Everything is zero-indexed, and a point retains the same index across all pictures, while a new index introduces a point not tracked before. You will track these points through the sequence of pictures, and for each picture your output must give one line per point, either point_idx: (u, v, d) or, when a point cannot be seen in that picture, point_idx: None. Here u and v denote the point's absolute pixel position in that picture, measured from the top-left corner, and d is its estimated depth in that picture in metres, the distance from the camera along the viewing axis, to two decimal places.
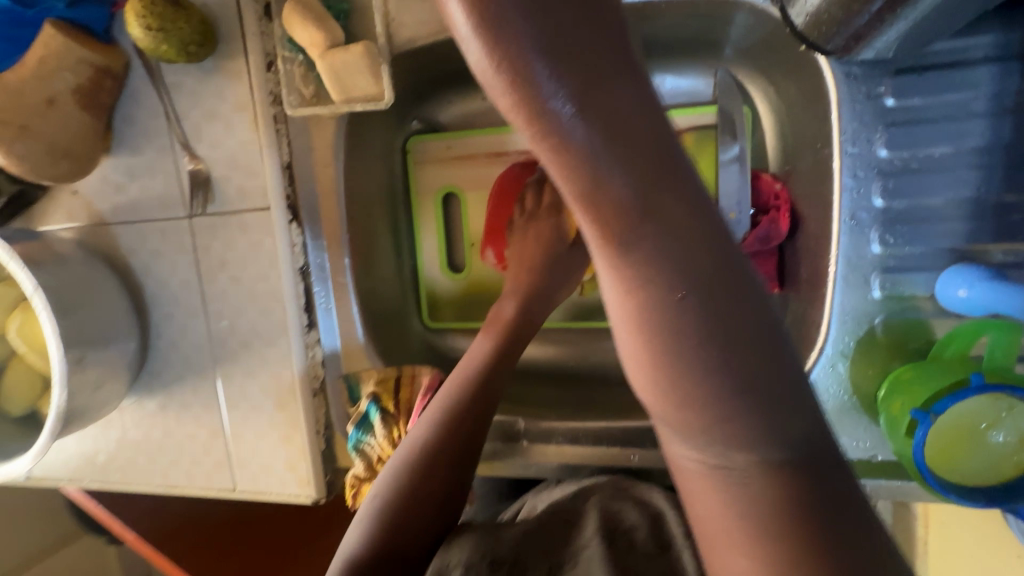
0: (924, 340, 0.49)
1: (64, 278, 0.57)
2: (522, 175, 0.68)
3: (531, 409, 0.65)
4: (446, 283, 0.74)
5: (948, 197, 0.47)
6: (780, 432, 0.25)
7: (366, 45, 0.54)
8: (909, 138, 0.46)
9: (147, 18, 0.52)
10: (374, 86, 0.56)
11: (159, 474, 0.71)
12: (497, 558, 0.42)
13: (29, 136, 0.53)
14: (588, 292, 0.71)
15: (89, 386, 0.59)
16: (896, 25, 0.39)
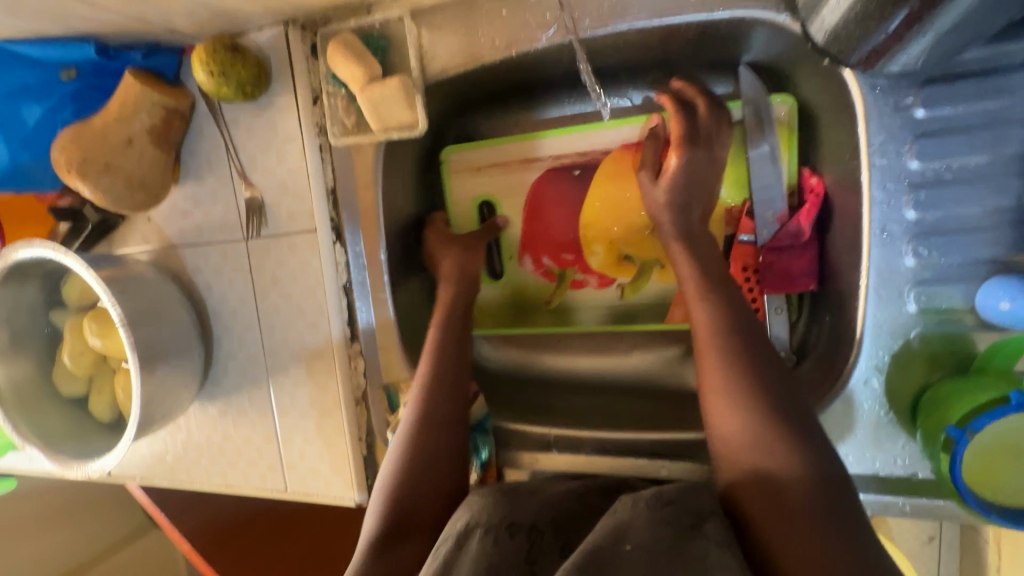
0: (966, 354, 0.48)
1: (141, 296, 0.64)
2: (559, 182, 0.67)
3: (562, 419, 0.67)
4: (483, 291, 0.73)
5: (986, 207, 0.45)
6: (821, 451, 0.40)
7: (401, 79, 0.58)
8: (941, 149, 0.46)
9: (211, 64, 0.58)
10: (409, 113, 0.60)
11: (219, 474, 0.77)
12: (514, 523, 0.43)
13: (112, 172, 0.61)
14: (630, 295, 0.69)
15: (160, 394, 0.65)
16: (918, 40, 0.39)
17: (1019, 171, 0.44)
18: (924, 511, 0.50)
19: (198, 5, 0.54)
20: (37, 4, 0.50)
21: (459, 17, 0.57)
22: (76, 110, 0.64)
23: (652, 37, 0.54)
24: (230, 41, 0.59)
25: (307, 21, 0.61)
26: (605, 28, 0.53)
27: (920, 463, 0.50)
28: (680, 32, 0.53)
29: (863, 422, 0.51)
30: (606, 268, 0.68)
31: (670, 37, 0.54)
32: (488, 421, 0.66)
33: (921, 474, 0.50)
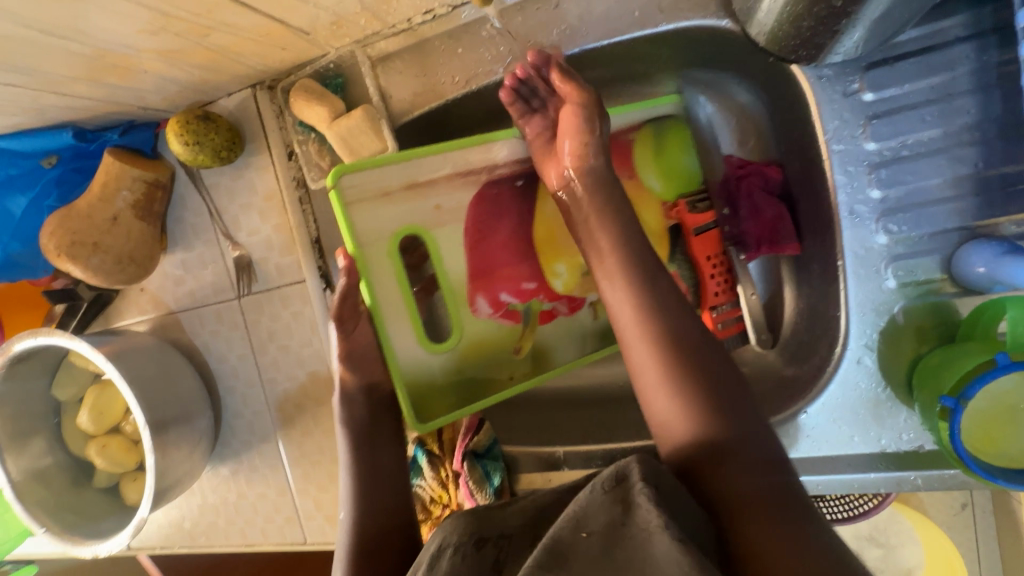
0: (950, 321, 0.49)
1: (142, 366, 0.65)
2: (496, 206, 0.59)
3: (571, 435, 0.68)
4: (430, 360, 0.59)
5: (945, 178, 0.47)
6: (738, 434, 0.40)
7: (366, 108, 0.58)
8: (894, 128, 0.47)
9: (185, 135, 0.60)
10: (378, 141, 0.59)
11: (238, 534, 0.77)
12: (482, 536, 0.45)
13: (101, 251, 0.62)
14: (600, 313, 0.63)
15: (171, 463, 0.65)
16: (853, 31, 0.41)
17: (971, 140, 0.45)
18: (936, 482, 0.50)
19: (166, 82, 0.56)
20: (11, 101, 0.52)
21: (418, 60, 0.58)
22: (60, 195, 0.66)
23: (604, 56, 0.56)
24: (201, 111, 0.61)
25: (272, 80, 0.62)
26: (558, 54, 0.55)
27: (923, 436, 0.50)
28: (630, 49, 0.55)
29: (862, 402, 0.52)
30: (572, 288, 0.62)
31: (622, 54, 0.56)
32: (496, 447, 0.67)
33: (927, 446, 0.50)
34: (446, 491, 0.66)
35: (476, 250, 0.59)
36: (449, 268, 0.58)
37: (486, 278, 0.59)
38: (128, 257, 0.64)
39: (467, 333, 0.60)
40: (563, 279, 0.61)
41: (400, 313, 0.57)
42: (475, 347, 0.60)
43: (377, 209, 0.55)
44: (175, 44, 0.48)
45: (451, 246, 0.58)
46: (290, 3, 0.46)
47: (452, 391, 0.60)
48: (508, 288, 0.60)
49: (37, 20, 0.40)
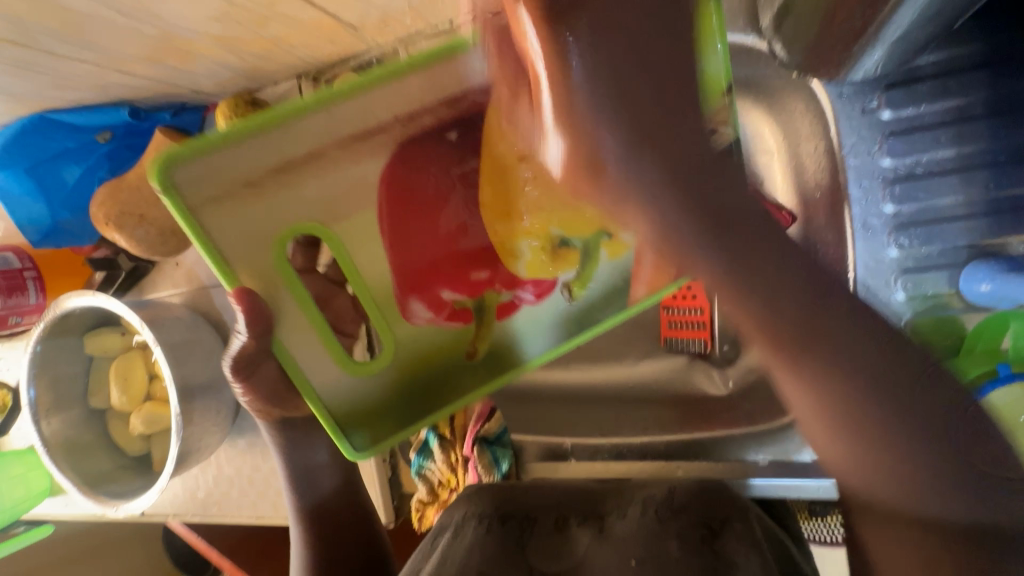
0: (956, 336, 0.51)
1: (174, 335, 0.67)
2: (408, 172, 0.41)
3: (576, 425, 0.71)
4: (360, 385, 0.46)
5: (959, 198, 0.48)
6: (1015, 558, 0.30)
7: None
8: (910, 146, 0.49)
9: (233, 118, 0.64)
10: None
11: (249, 505, 0.79)
12: (507, 513, 0.56)
13: (147, 223, 0.66)
14: (579, 295, 0.48)
15: (195, 434, 0.68)
16: (873, 51, 0.43)
17: (984, 162, 0.47)
18: None
19: (221, 67, 0.60)
20: (78, 77, 0.56)
21: None
22: (110, 168, 0.70)
23: None
24: (249, 97, 0.65)
25: (317, 71, 0.66)
26: None
27: None
28: None
29: None
30: (539, 270, 0.46)
31: None
32: (505, 434, 0.70)
33: None
34: (454, 475, 0.68)
35: (399, 239, 0.43)
36: (361, 266, 0.43)
37: (420, 273, 0.45)
38: (170, 230, 0.68)
39: (401, 347, 0.47)
40: None
41: (325, 359, 0.45)
42: (407, 362, 0.47)
43: (243, 228, 0.39)
44: (234, 31, 0.52)
45: (364, 242, 0.42)
46: None
47: (398, 416, 0.48)
48: (450, 278, 0.45)
49: (117, 1, 0.43)
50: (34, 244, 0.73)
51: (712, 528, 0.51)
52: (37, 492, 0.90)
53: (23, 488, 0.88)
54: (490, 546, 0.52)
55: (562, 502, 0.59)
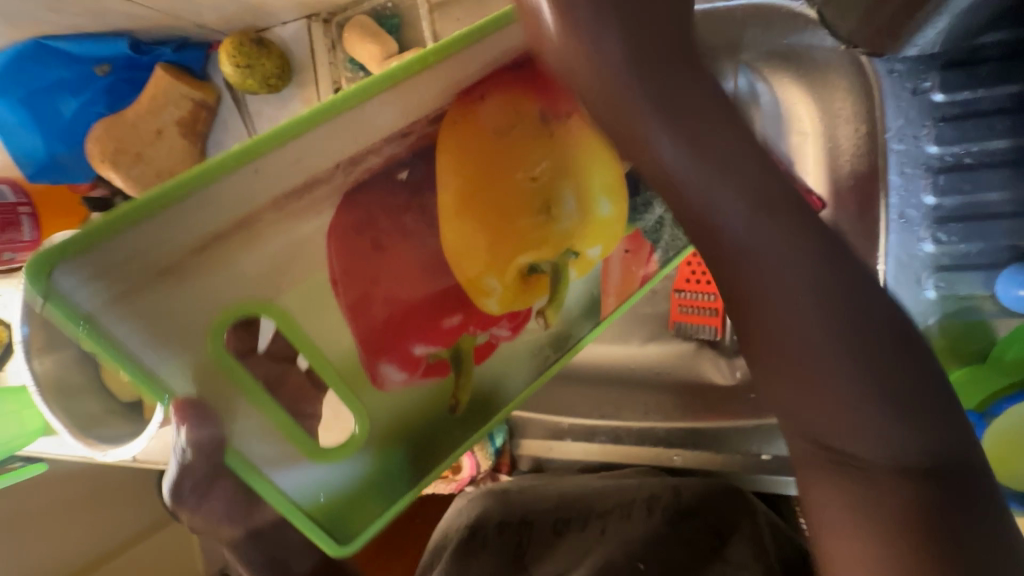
0: (986, 341, 0.48)
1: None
2: (366, 215, 0.37)
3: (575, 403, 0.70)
4: (335, 474, 0.38)
5: (1007, 193, 0.44)
6: None
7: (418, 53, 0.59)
8: (961, 133, 0.45)
9: (237, 57, 0.60)
10: None
11: None
12: (506, 520, 0.62)
13: (143, 162, 0.63)
14: (553, 320, 0.53)
15: None
16: (936, 21, 0.39)
17: None
18: None
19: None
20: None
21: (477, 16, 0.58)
22: (108, 104, 0.67)
23: None
24: (255, 36, 0.62)
25: (328, 13, 0.62)
26: None
27: None
28: None
29: None
30: (512, 301, 0.47)
31: None
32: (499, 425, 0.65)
33: None
34: None
35: (360, 305, 0.38)
36: (318, 341, 0.36)
37: (386, 333, 0.40)
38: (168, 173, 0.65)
39: (378, 416, 0.41)
40: (573, 218, 0.47)
41: (286, 450, 0.35)
42: (385, 436, 0.41)
43: (154, 322, 0.30)
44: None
45: (312, 309, 0.36)
46: None
47: (370, 488, 0.41)
48: (422, 333, 0.42)
49: None
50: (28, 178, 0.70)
51: (694, 514, 0.59)
52: (30, 430, 0.91)
53: (16, 424, 0.90)
54: (495, 557, 0.59)
55: (562, 510, 0.63)
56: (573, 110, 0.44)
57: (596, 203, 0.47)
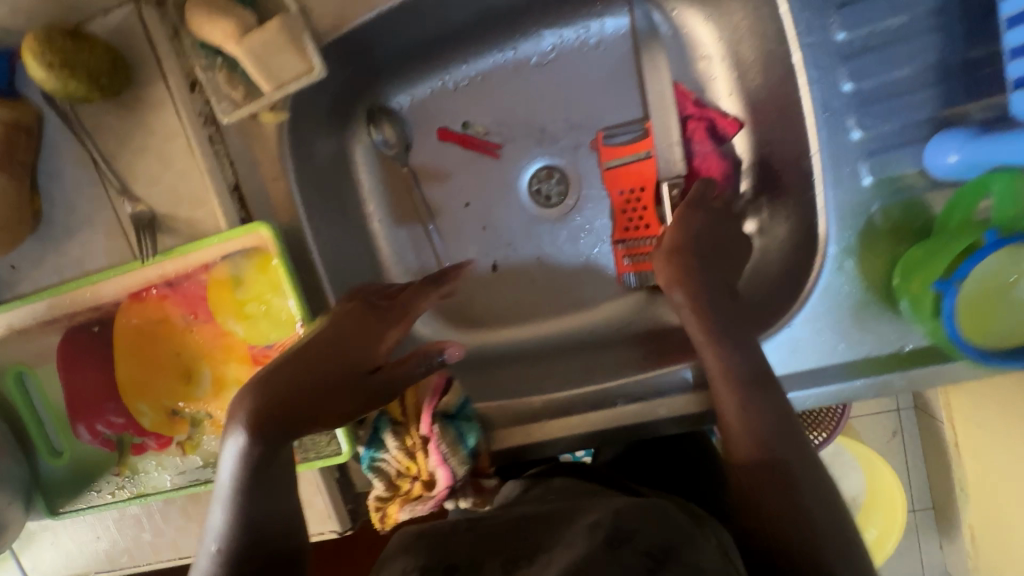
0: (926, 220, 0.48)
1: None
2: (78, 343, 0.60)
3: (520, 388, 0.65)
4: (51, 468, 0.64)
5: (900, 21, 0.45)
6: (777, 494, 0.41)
7: (283, 21, 0.50)
8: (862, 16, 0.45)
9: (48, 55, 0.47)
10: (303, 62, 0.51)
11: (168, 549, 0.66)
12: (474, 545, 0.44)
13: None
14: (193, 450, 0.60)
15: None
16: None
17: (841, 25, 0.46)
18: (918, 381, 0.49)
19: None
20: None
21: None
22: None
23: None
24: (68, 27, 0.49)
25: None
26: None
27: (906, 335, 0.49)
28: None
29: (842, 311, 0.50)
30: (159, 426, 0.60)
31: None
32: (467, 407, 0.60)
33: (909, 346, 0.49)
34: (414, 462, 0.58)
35: (70, 377, 0.61)
36: (53, 397, 0.62)
37: (82, 410, 0.61)
38: None
39: (71, 449, 0.63)
40: (241, 329, 0.56)
41: (8, 338, 0.62)
42: (82, 461, 0.63)
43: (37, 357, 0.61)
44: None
45: (53, 382, 0.62)
46: None
47: (89, 501, 0.64)
48: (99, 419, 0.61)
49: None
50: None
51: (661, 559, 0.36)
52: None
53: None
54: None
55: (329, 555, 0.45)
56: (203, 317, 0.57)
57: (251, 318, 0.56)
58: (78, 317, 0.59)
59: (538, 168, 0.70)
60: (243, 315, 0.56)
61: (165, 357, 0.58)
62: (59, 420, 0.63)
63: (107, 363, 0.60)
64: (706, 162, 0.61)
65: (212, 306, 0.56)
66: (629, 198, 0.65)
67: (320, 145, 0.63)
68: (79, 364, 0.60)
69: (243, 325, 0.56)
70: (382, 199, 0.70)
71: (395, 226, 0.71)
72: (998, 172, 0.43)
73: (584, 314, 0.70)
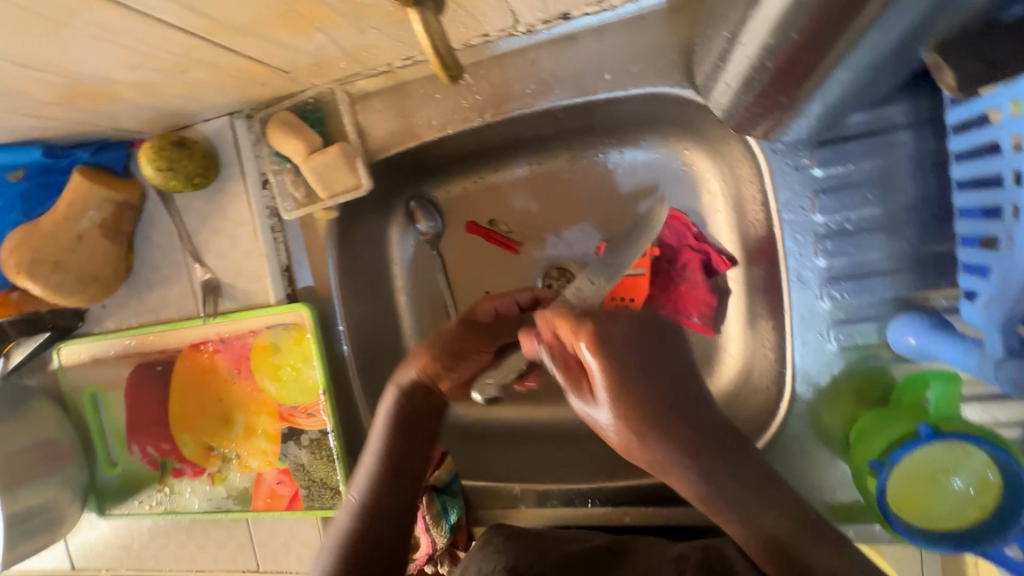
0: (884, 385, 0.51)
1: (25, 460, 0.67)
2: (143, 377, 0.72)
3: (506, 469, 0.71)
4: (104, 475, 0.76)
5: (874, 213, 0.49)
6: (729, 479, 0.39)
7: (342, 146, 0.60)
8: (840, 202, 0.50)
9: (158, 161, 0.59)
10: (353, 177, 0.61)
11: (188, 560, 0.76)
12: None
13: (63, 269, 0.61)
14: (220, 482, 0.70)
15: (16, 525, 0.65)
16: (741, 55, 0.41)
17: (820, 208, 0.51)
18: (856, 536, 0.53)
19: (141, 107, 0.57)
20: (80, 89, 0.50)
21: (397, 100, 0.60)
22: (25, 210, 0.63)
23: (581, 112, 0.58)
24: (176, 138, 0.61)
25: (251, 109, 0.63)
26: (537, 102, 0.57)
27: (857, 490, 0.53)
28: (620, 103, 0.57)
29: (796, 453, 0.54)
30: (197, 457, 0.70)
31: (614, 102, 0.57)
32: (456, 482, 0.67)
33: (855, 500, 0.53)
34: None
35: (132, 404, 0.73)
36: (117, 417, 0.74)
37: (138, 432, 0.73)
38: (90, 275, 0.64)
39: (124, 463, 0.75)
40: (273, 387, 0.66)
41: (90, 362, 0.74)
42: (131, 474, 0.75)
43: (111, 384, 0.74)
44: (310, 55, 0.51)
45: (119, 405, 0.74)
46: (268, 48, 0.48)
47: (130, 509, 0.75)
48: (151, 442, 0.72)
49: (15, 55, 0.41)
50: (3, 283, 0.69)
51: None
52: None
53: None
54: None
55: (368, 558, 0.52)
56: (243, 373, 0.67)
57: (283, 379, 0.66)
58: (147, 356, 0.71)
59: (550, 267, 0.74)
60: (276, 376, 0.66)
61: (209, 401, 0.69)
62: (118, 437, 0.74)
63: (163, 396, 0.71)
64: (691, 291, 0.67)
65: (254, 365, 0.66)
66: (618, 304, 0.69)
67: (363, 232, 0.73)
68: (141, 393, 0.72)
69: (275, 384, 0.66)
70: (411, 278, 0.79)
71: (420, 302, 0.79)
72: (943, 372, 0.46)
73: None
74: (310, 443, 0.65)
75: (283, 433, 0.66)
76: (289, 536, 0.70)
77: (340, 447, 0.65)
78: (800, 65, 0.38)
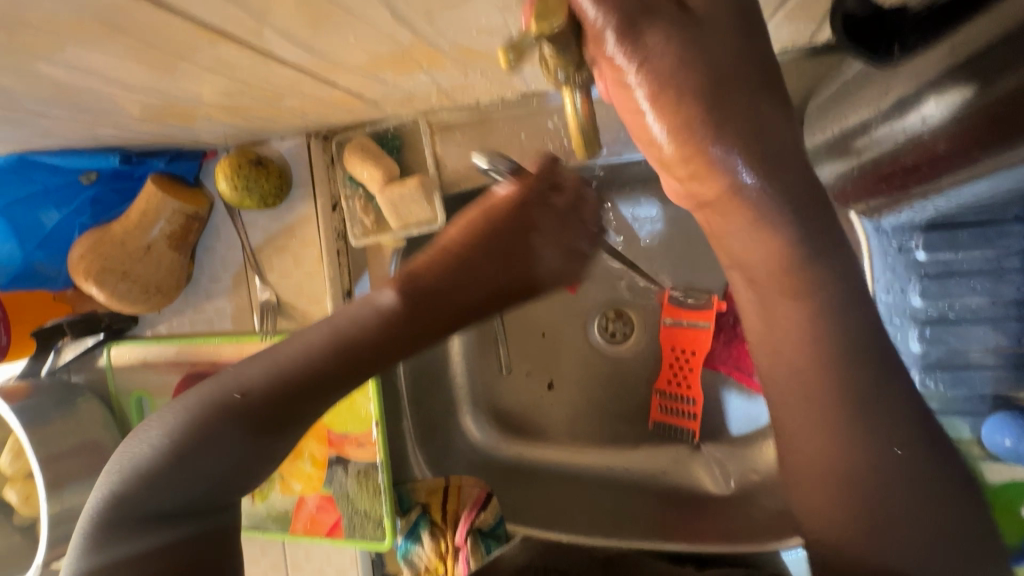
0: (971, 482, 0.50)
1: (71, 459, 0.67)
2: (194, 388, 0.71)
3: (546, 514, 0.70)
4: None
5: (985, 303, 0.47)
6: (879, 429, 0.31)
7: (421, 179, 0.59)
8: (945, 290, 0.47)
9: (235, 179, 0.60)
10: (428, 210, 0.60)
11: None
12: None
13: (129, 278, 0.61)
14: (260, 502, 0.69)
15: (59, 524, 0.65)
16: (866, 150, 0.39)
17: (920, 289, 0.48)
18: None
19: (225, 125, 0.56)
20: (172, 109, 0.49)
21: (479, 135, 0.59)
22: (94, 214, 0.64)
23: None
24: (254, 156, 0.61)
25: (328, 131, 0.62)
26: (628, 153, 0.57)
27: None
28: None
29: None
30: None
31: None
32: (501, 525, 0.65)
33: None
34: (443, 564, 0.64)
35: None
36: None
37: None
38: (155, 285, 0.64)
39: None
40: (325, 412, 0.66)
41: (138, 366, 0.74)
42: None
43: (160, 388, 0.74)
44: (405, 90, 0.50)
45: None
46: (368, 82, 0.47)
47: None
48: None
49: (124, 80, 0.40)
50: (63, 282, 0.69)
51: None
52: None
53: None
54: None
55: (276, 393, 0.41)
56: None
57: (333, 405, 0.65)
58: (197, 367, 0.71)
59: (607, 310, 0.74)
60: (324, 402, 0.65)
61: None
62: None
63: None
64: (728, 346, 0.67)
65: None
66: (676, 360, 0.70)
67: None
68: None
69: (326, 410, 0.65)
70: None
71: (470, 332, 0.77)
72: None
73: (621, 455, 0.73)
74: (355, 471, 0.65)
75: (330, 459, 0.66)
76: (325, 560, 0.70)
77: (386, 480, 0.64)
78: (927, 178, 0.35)
